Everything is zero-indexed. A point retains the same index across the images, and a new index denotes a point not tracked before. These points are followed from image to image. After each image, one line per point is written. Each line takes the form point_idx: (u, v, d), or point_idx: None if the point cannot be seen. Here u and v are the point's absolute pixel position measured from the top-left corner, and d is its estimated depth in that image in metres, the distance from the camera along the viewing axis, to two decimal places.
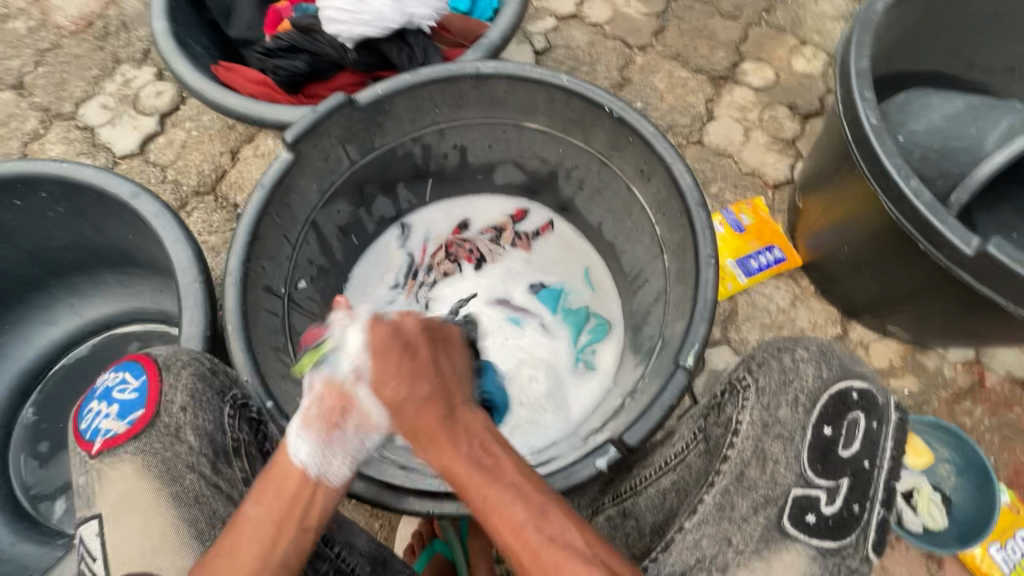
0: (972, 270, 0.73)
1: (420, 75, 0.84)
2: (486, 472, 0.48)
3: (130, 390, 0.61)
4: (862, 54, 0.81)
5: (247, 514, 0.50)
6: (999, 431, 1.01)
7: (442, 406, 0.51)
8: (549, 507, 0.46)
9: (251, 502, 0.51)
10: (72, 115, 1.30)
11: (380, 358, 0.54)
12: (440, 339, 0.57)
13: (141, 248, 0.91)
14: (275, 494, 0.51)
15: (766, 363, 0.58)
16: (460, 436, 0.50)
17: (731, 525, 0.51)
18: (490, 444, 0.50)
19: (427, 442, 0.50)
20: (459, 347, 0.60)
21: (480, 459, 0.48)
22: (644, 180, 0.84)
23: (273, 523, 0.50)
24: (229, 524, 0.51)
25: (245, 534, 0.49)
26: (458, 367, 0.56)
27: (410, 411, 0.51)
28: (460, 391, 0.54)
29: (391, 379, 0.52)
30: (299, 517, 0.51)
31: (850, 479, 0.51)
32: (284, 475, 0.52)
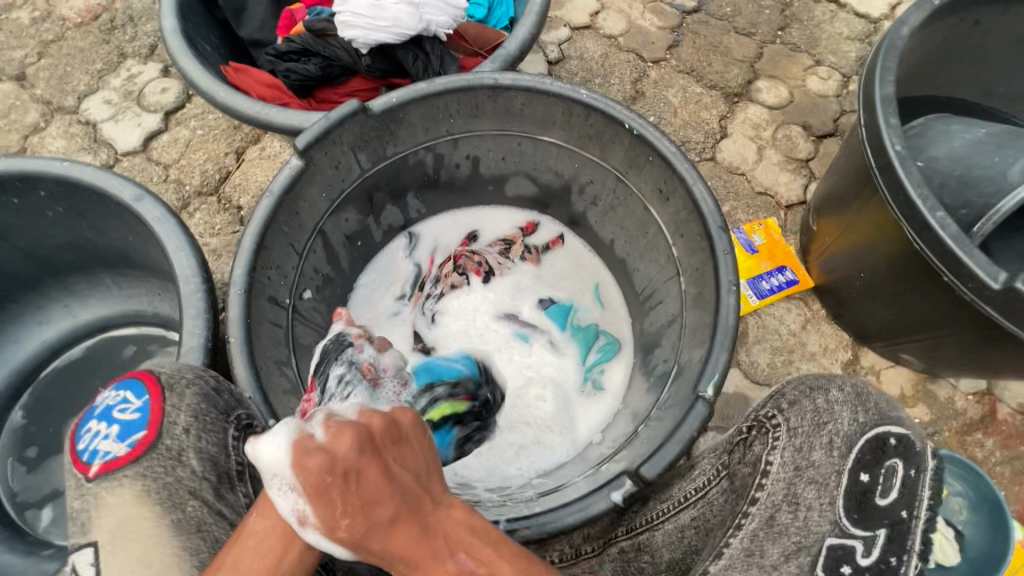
0: (998, 305, 0.71)
1: (436, 85, 0.82)
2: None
3: (131, 411, 0.57)
4: (887, 80, 0.80)
5: (251, 526, 0.49)
6: (1010, 464, 1.00)
7: (413, 519, 0.41)
8: None
9: (254, 515, 0.50)
10: (74, 109, 1.27)
11: (324, 505, 0.40)
12: (386, 440, 0.42)
13: (142, 251, 0.88)
14: (280, 519, 0.49)
15: (798, 403, 0.57)
16: (442, 550, 0.41)
17: (760, 572, 0.49)
18: (480, 558, 0.41)
19: (405, 563, 0.41)
20: (418, 434, 0.44)
21: (474, 570, 0.41)
22: (662, 200, 0.82)
23: (272, 559, 0.48)
24: (234, 537, 0.50)
25: (245, 559, 0.48)
26: (421, 463, 0.43)
27: (376, 544, 0.41)
28: (431, 487, 0.43)
29: (337, 519, 0.40)
30: (300, 547, 0.48)
31: (888, 530, 0.48)
32: (281, 511, 0.49)
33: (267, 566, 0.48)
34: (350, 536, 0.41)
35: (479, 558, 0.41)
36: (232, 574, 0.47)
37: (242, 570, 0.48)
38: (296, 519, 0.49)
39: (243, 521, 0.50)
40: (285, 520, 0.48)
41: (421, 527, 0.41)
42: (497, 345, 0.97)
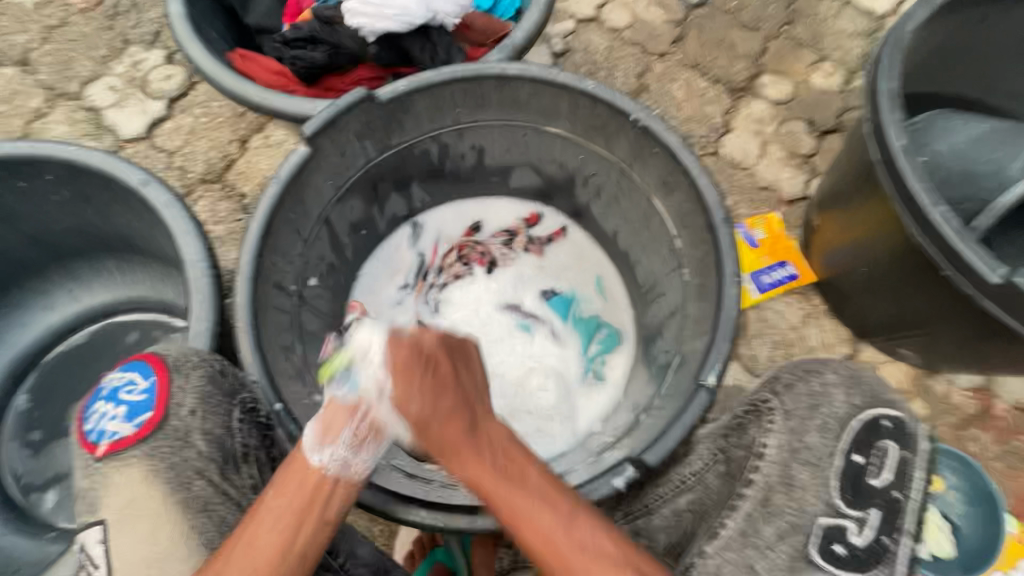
0: (998, 299, 0.72)
1: (443, 74, 0.83)
2: (514, 488, 0.51)
3: (138, 392, 0.58)
4: (892, 74, 0.80)
5: (267, 504, 0.52)
6: (1004, 458, 1.01)
7: (465, 418, 0.54)
8: (576, 512, 0.50)
9: (273, 492, 0.53)
10: (77, 95, 1.27)
11: (403, 385, 0.55)
12: (457, 350, 0.60)
13: (147, 237, 0.88)
14: (299, 485, 0.53)
15: (792, 386, 0.58)
16: (483, 447, 0.53)
17: (755, 552, 0.50)
18: (513, 455, 0.53)
19: (456, 454, 0.53)
20: (477, 357, 0.62)
21: (505, 469, 0.52)
22: (666, 192, 0.83)
23: (295, 517, 0.52)
24: (246, 516, 0.52)
25: (265, 525, 0.51)
26: (478, 377, 0.59)
27: (432, 424, 0.54)
28: (479, 403, 0.57)
29: (413, 397, 0.55)
30: (320, 510, 0.53)
31: (881, 510, 0.50)
32: (305, 474, 0.54)
33: (285, 535, 0.51)
34: (417, 417, 0.54)
35: (512, 459, 0.53)
36: (249, 544, 0.50)
37: (262, 538, 0.50)
38: (321, 481, 0.54)
39: (258, 501, 0.53)
40: (319, 464, 0.54)
41: (470, 423, 0.54)
42: (501, 335, 0.97)
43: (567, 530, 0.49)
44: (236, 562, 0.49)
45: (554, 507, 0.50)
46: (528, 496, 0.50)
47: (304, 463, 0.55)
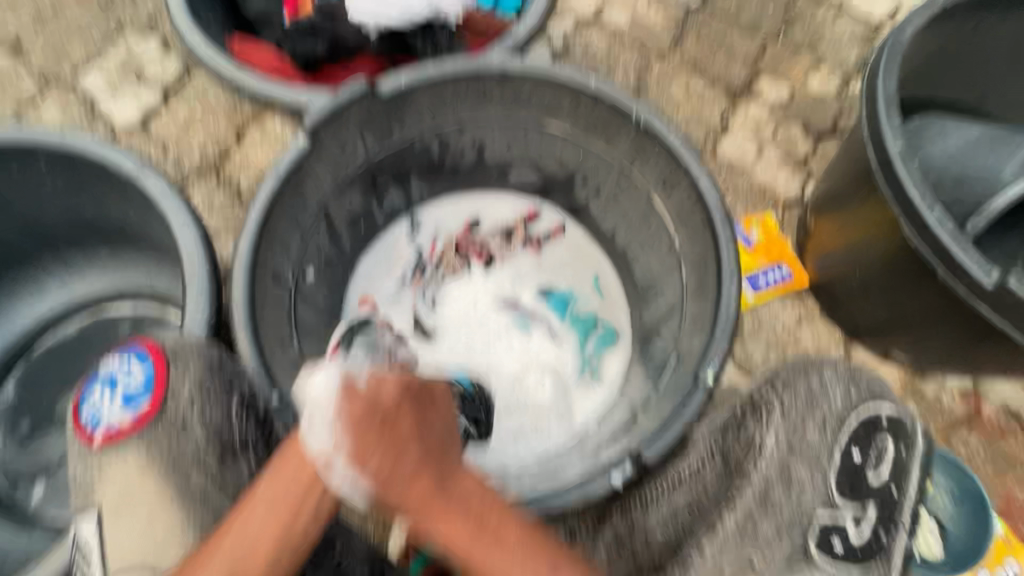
0: (992, 304, 0.73)
1: (445, 70, 0.84)
2: (486, 567, 0.46)
3: (135, 379, 0.57)
4: (890, 79, 0.81)
5: (260, 494, 0.51)
6: (993, 461, 1.02)
7: (433, 470, 0.49)
8: (558, 561, 0.48)
9: (264, 483, 0.51)
10: (70, 83, 1.25)
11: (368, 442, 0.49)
12: (420, 398, 0.54)
13: (142, 227, 0.87)
14: (290, 483, 0.51)
15: (791, 384, 0.58)
16: (453, 501, 0.49)
17: (754, 546, 0.52)
18: (484, 514, 0.49)
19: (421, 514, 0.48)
20: (444, 407, 0.56)
21: (479, 524, 0.48)
22: (666, 191, 0.83)
23: (286, 512, 0.49)
24: (240, 502, 0.51)
25: (256, 521, 0.49)
26: (442, 430, 0.53)
27: (398, 483, 0.48)
28: (449, 454, 0.52)
29: (371, 451, 0.49)
30: (313, 501, 0.50)
31: (877, 504, 0.53)
32: (296, 472, 0.51)
33: (278, 525, 0.49)
34: (379, 473, 0.48)
35: (478, 526, 0.48)
36: (241, 532, 0.49)
37: (253, 529, 0.49)
38: (309, 484, 0.51)
39: (252, 490, 0.51)
40: (317, 451, 0.50)
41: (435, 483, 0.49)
42: (497, 332, 0.97)
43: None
44: (229, 555, 0.48)
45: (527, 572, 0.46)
46: (497, 567, 0.46)
47: (292, 468, 0.51)
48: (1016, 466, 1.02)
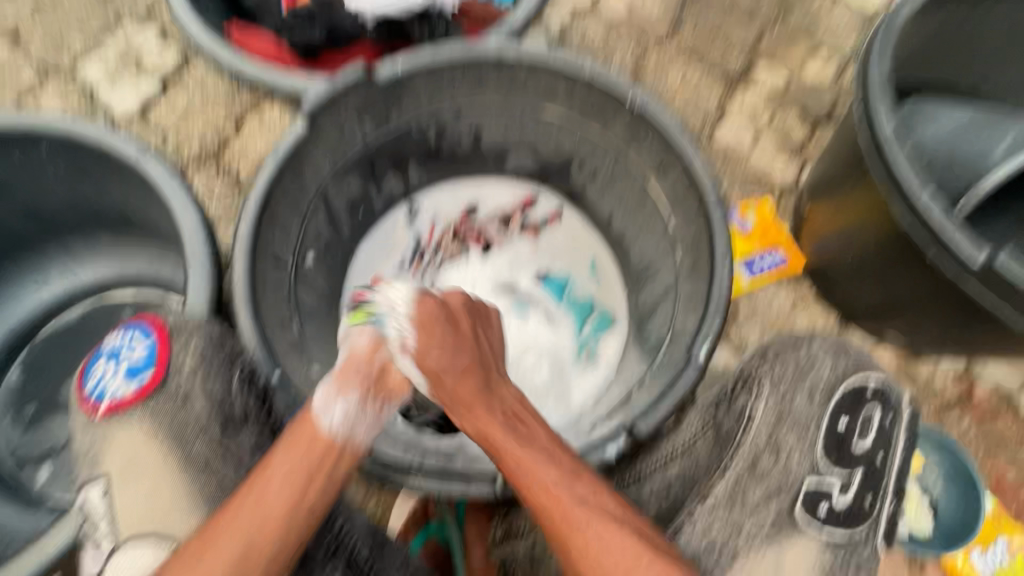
0: (981, 281, 0.74)
1: (441, 55, 0.84)
2: (520, 459, 0.54)
3: (138, 352, 0.60)
4: (884, 60, 0.82)
5: (277, 460, 0.54)
6: (983, 441, 1.04)
7: (483, 373, 0.60)
8: (580, 470, 0.54)
9: (282, 451, 0.55)
10: (70, 70, 1.26)
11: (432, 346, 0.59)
12: (479, 318, 0.66)
13: (143, 211, 0.88)
14: (311, 449, 0.55)
15: (782, 354, 0.60)
16: (494, 400, 0.58)
17: (744, 511, 0.54)
18: (519, 413, 0.58)
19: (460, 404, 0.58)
20: (495, 328, 0.68)
21: (515, 424, 0.57)
22: (661, 174, 0.84)
23: (303, 477, 0.53)
24: (256, 473, 0.53)
25: (275, 482, 0.52)
26: (494, 345, 0.65)
27: (448, 377, 0.58)
28: (495, 366, 0.62)
29: (434, 347, 0.59)
30: (330, 466, 0.55)
31: (863, 470, 0.54)
32: (314, 437, 0.56)
33: (295, 493, 0.52)
34: (434, 367, 0.59)
35: (510, 422, 0.57)
36: (260, 496, 0.51)
37: (274, 497, 0.51)
38: (328, 443, 0.56)
39: (268, 458, 0.55)
40: (328, 429, 0.56)
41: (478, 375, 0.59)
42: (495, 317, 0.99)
43: (569, 488, 0.53)
44: (249, 521, 0.50)
45: (554, 465, 0.54)
46: (528, 452, 0.54)
47: (313, 426, 0.56)
48: (1007, 446, 1.04)
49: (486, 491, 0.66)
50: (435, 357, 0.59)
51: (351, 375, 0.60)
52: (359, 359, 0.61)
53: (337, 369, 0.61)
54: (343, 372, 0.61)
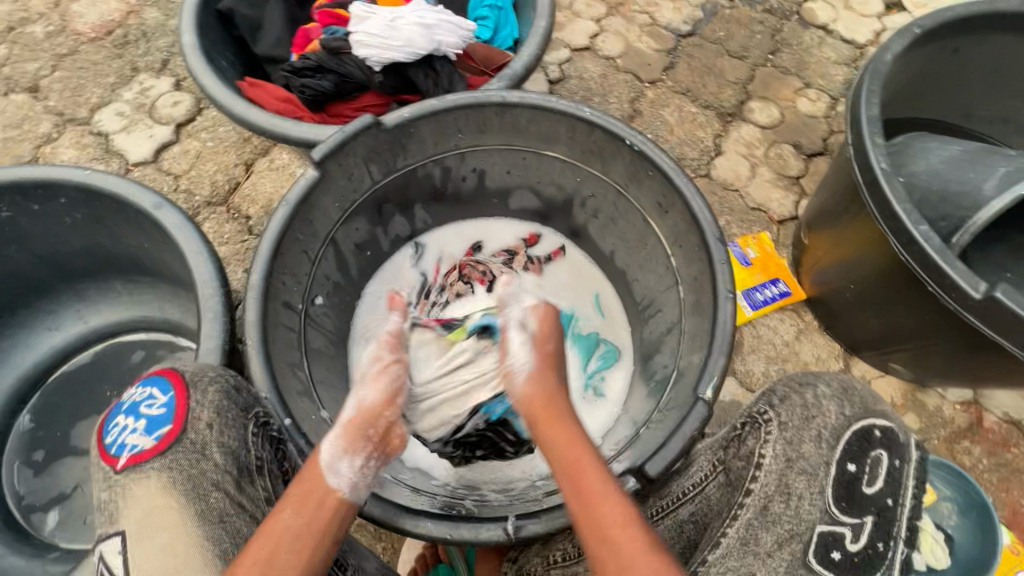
0: (980, 314, 0.74)
1: (446, 101, 0.86)
2: (603, 490, 0.54)
3: (157, 406, 0.59)
4: (872, 101, 0.85)
5: (287, 522, 0.51)
6: (996, 471, 1.03)
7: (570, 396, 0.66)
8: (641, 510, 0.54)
9: (293, 511, 0.52)
10: (86, 120, 1.30)
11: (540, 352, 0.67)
12: None
13: (157, 257, 0.91)
14: (319, 506, 0.53)
15: (788, 398, 0.60)
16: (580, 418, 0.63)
17: (755, 560, 0.53)
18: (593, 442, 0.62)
19: (551, 418, 0.60)
20: None
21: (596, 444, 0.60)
22: (662, 213, 0.85)
23: (314, 540, 0.51)
24: (261, 531, 0.50)
25: (287, 545, 0.50)
26: None
27: (546, 387, 0.63)
28: None
29: (551, 349, 0.68)
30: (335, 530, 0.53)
31: (874, 517, 0.53)
32: (325, 494, 0.54)
33: (302, 558, 0.50)
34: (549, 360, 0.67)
35: (596, 453, 0.57)
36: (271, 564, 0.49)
37: (280, 560, 0.49)
38: (336, 506, 0.54)
39: (274, 517, 0.51)
40: (337, 487, 0.55)
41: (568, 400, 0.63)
42: None
43: (643, 532, 0.51)
44: None
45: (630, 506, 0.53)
46: (611, 490, 0.54)
47: (321, 482, 0.54)
48: (1020, 475, 1.03)
49: (495, 534, 0.62)
50: (544, 357, 0.67)
51: (360, 434, 0.59)
52: (369, 415, 0.61)
53: (346, 421, 0.60)
54: (351, 426, 0.59)
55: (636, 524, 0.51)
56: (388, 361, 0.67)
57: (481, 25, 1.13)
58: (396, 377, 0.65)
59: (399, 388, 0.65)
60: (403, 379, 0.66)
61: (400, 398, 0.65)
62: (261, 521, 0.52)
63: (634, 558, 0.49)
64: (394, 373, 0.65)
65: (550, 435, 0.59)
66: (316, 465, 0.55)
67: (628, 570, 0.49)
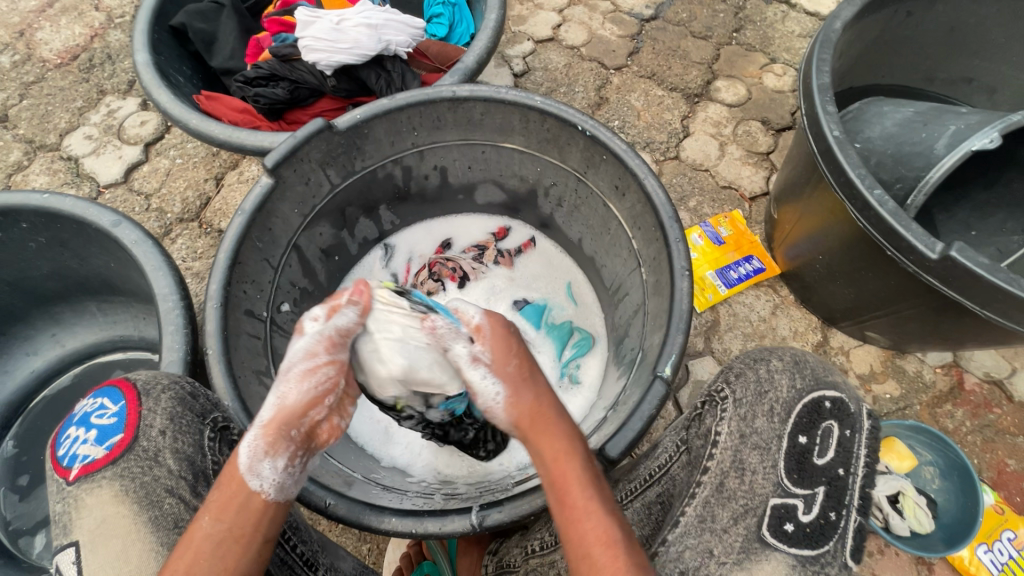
0: (938, 274, 0.73)
1: (397, 100, 0.85)
2: (588, 505, 0.49)
3: (109, 416, 0.60)
4: (823, 70, 0.85)
5: (205, 530, 0.49)
6: (980, 432, 1.02)
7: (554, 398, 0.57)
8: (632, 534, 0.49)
9: (210, 517, 0.50)
10: (56, 146, 1.31)
11: (525, 357, 0.59)
12: None
13: (124, 276, 0.91)
14: (241, 511, 0.50)
15: (743, 374, 0.61)
16: (565, 427, 0.54)
17: (712, 536, 0.53)
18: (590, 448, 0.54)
19: (540, 428, 0.54)
20: None
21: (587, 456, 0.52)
22: (619, 196, 0.85)
23: (238, 543, 0.49)
24: (182, 542, 0.49)
25: (207, 553, 0.48)
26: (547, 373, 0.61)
27: (532, 394, 0.56)
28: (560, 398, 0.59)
29: (511, 361, 0.58)
30: (265, 528, 0.51)
31: (825, 487, 0.53)
32: (247, 498, 0.50)
33: (225, 565, 0.48)
34: (512, 381, 0.57)
35: (587, 462, 0.52)
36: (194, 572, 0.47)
37: (201, 568, 0.47)
38: (262, 508, 0.51)
39: (194, 524, 0.49)
40: (260, 489, 0.51)
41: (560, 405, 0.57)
42: None
43: (626, 551, 0.47)
44: None
45: (617, 521, 0.49)
46: (597, 503, 0.49)
47: (242, 487, 0.50)
48: (1005, 435, 1.02)
49: (460, 526, 0.62)
50: (508, 377, 0.57)
51: (283, 435, 0.53)
52: (290, 416, 0.53)
53: (265, 421, 0.53)
54: (273, 427, 0.53)
55: (621, 541, 0.47)
56: (322, 361, 0.56)
57: (436, 22, 1.13)
58: (326, 375, 0.55)
59: (329, 390, 0.56)
60: (335, 376, 0.56)
61: (329, 397, 0.56)
62: (184, 529, 0.50)
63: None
64: (323, 371, 0.55)
65: (536, 446, 0.53)
66: (235, 468, 0.51)
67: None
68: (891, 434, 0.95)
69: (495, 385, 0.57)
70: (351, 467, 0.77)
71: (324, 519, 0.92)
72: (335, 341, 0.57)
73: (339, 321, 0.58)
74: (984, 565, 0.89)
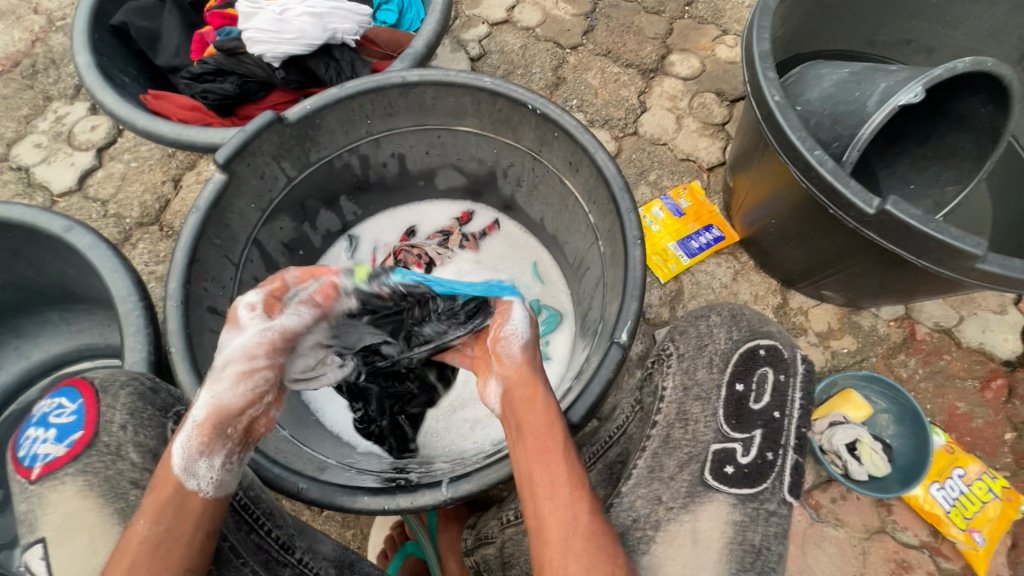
0: (876, 227, 0.77)
1: (347, 89, 0.85)
2: (567, 457, 0.55)
3: (67, 414, 0.60)
4: (763, 36, 0.87)
5: (143, 532, 0.51)
6: (932, 378, 1.07)
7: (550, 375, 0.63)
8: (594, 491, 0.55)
9: (147, 520, 0.51)
10: (4, 157, 1.28)
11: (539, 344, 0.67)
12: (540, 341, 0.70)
13: (83, 282, 0.90)
14: (179, 513, 0.52)
15: (686, 332, 0.68)
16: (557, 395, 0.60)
17: (661, 484, 0.58)
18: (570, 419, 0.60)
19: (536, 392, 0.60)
20: None
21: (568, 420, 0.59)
22: (574, 171, 0.87)
23: (179, 541, 0.51)
24: (118, 547, 0.50)
25: (147, 554, 0.49)
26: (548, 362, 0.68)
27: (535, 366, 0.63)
28: None
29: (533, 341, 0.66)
30: (208, 525, 0.54)
31: (762, 430, 0.57)
32: (184, 498, 0.53)
33: (167, 564, 0.50)
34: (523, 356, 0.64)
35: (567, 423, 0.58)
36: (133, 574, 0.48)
37: (142, 569, 0.49)
38: (201, 508, 0.54)
39: (129, 528, 0.51)
40: (198, 489, 0.54)
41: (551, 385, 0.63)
42: None
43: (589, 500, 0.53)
44: None
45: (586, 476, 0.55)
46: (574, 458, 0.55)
47: (178, 488, 0.53)
48: (955, 380, 1.07)
49: (433, 499, 0.64)
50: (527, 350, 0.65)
51: (219, 433, 0.57)
52: (227, 416, 0.58)
53: (200, 420, 0.57)
54: (208, 426, 0.57)
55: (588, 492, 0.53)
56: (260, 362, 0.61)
57: (385, 9, 1.13)
58: (264, 376, 0.61)
59: (266, 390, 0.61)
60: (273, 376, 0.62)
61: (267, 394, 0.62)
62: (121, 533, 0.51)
63: (577, 518, 0.52)
64: (261, 372, 0.61)
65: (527, 406, 0.58)
66: (170, 469, 0.54)
67: (569, 527, 0.51)
68: (846, 386, 0.99)
69: (523, 342, 0.64)
70: (325, 455, 0.78)
71: (306, 509, 0.91)
72: (280, 342, 0.62)
73: (288, 321, 0.63)
74: (937, 501, 0.94)
